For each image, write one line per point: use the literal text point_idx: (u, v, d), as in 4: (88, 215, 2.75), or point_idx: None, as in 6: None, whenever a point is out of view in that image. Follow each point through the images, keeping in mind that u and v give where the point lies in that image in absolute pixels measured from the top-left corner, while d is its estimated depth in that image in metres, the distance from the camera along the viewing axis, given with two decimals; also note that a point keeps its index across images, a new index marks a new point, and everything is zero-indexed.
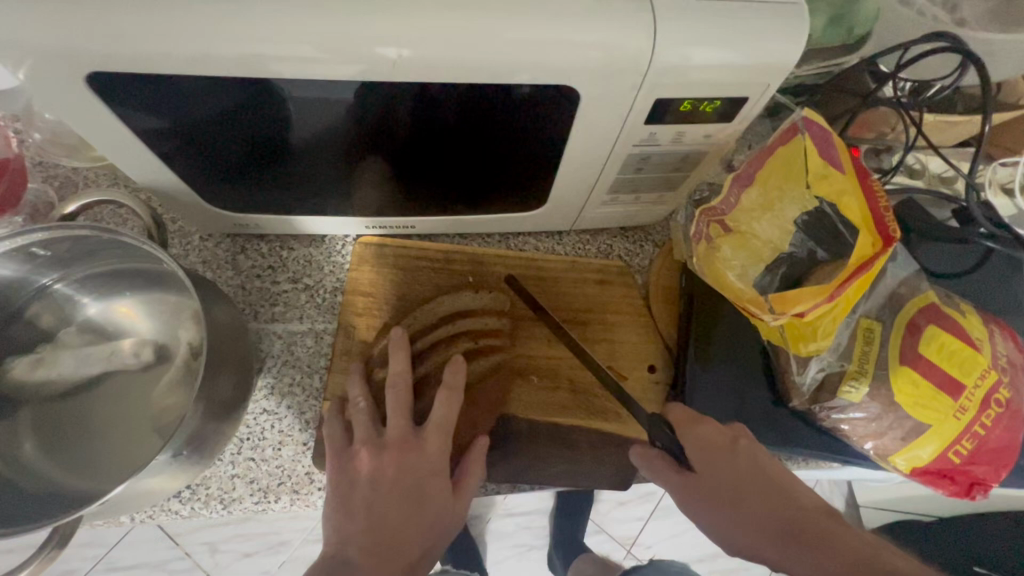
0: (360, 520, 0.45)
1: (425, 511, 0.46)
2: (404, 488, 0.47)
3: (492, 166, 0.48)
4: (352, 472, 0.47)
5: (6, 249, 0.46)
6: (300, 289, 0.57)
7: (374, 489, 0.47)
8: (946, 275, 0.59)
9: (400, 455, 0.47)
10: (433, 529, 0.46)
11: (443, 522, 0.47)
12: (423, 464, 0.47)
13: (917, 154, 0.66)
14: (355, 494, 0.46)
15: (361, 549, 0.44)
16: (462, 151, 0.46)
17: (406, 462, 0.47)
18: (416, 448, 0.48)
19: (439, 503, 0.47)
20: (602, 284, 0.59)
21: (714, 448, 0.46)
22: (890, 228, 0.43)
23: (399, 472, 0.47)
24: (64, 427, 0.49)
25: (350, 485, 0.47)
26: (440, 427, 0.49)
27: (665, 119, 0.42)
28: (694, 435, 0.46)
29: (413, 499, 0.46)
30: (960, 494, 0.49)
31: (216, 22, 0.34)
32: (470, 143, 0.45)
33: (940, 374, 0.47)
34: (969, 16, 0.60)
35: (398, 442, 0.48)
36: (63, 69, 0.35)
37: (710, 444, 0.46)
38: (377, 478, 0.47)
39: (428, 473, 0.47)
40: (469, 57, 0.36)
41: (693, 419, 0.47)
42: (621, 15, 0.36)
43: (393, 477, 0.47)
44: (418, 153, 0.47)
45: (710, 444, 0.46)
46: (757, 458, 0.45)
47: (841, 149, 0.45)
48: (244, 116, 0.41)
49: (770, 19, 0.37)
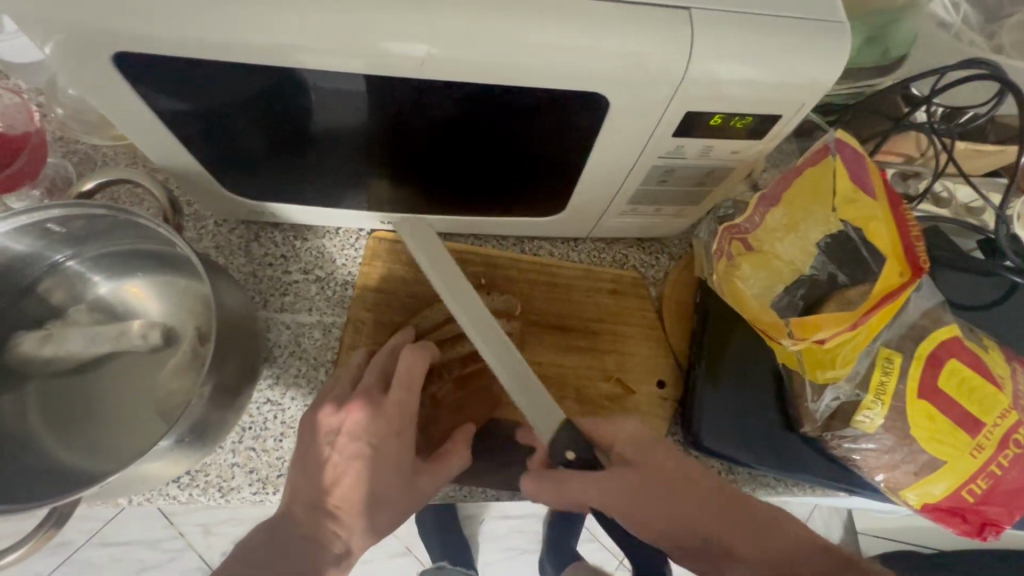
0: (312, 481, 0.45)
1: (380, 477, 0.45)
2: (359, 447, 0.46)
3: (500, 172, 0.48)
4: (313, 428, 0.47)
5: (22, 225, 0.46)
6: (310, 280, 0.56)
7: (327, 448, 0.46)
8: (969, 307, 0.57)
9: (358, 412, 0.46)
10: (388, 496, 0.45)
11: (401, 490, 0.46)
12: (381, 426, 0.46)
13: (946, 181, 0.65)
14: (314, 450, 0.46)
15: (310, 508, 0.44)
16: (468, 155, 0.46)
17: (362, 422, 0.46)
18: (375, 406, 0.47)
19: (399, 473, 0.46)
20: (614, 293, 0.58)
21: (644, 441, 0.43)
22: (919, 257, 0.41)
23: (354, 431, 0.46)
24: (70, 406, 0.49)
25: (310, 440, 0.47)
26: (407, 394, 0.47)
27: (695, 132, 0.41)
28: (622, 433, 0.43)
29: (367, 462, 0.45)
30: (972, 534, 0.48)
31: (248, 10, 0.33)
32: (487, 147, 0.45)
33: (958, 409, 0.46)
34: (1006, 43, 0.60)
35: (360, 400, 0.47)
36: (91, 47, 0.35)
37: (644, 439, 0.43)
38: (333, 438, 0.46)
39: (386, 437, 0.46)
40: (500, 58, 0.35)
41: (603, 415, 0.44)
42: (659, 23, 0.35)
43: (347, 437, 0.46)
44: (426, 153, 0.46)
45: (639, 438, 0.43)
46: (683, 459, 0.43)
47: (873, 172, 0.44)
48: (268, 104, 0.41)
49: (812, 36, 0.36)
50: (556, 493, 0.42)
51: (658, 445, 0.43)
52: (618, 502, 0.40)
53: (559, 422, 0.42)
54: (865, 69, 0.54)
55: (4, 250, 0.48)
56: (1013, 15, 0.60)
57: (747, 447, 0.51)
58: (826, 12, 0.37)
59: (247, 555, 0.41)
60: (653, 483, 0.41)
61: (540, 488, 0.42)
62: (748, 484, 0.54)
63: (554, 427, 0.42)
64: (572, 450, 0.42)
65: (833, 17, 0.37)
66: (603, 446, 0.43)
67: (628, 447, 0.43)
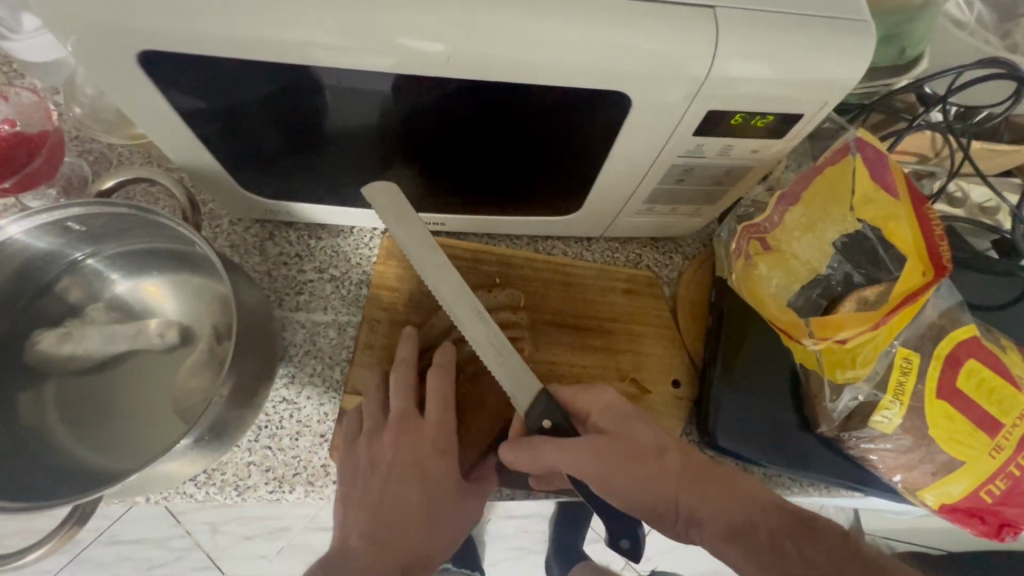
0: (365, 511, 0.47)
1: (429, 500, 0.47)
2: (404, 472, 0.47)
3: (499, 172, 0.48)
4: (357, 459, 0.48)
5: (44, 223, 0.46)
6: (325, 280, 0.56)
7: (375, 476, 0.47)
8: (986, 307, 0.57)
9: (398, 440, 0.48)
10: (439, 515, 0.47)
11: (451, 509, 0.48)
12: (423, 448, 0.48)
13: (960, 181, 0.64)
14: (362, 480, 0.48)
15: (365, 539, 0.46)
16: (469, 151, 0.46)
17: (404, 448, 0.47)
18: (413, 432, 0.48)
19: (445, 494, 0.48)
20: (629, 293, 0.58)
21: (620, 412, 0.44)
22: (943, 257, 0.41)
23: (398, 458, 0.47)
24: (87, 404, 0.49)
25: (357, 470, 0.48)
26: (443, 419, 0.48)
27: (715, 131, 0.41)
28: (597, 403, 0.45)
29: (415, 488, 0.47)
30: (989, 535, 0.48)
31: (272, 8, 0.33)
32: (490, 143, 0.45)
33: (977, 410, 0.46)
34: (1021, 43, 0.59)
35: (398, 427, 0.48)
36: (114, 45, 0.35)
37: (617, 410, 0.44)
38: (378, 466, 0.48)
39: (429, 459, 0.47)
40: (522, 56, 0.35)
41: (581, 387, 0.46)
42: (681, 21, 0.35)
43: (392, 464, 0.47)
44: (422, 152, 0.46)
45: (617, 408, 0.44)
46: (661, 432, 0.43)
47: (895, 171, 0.44)
48: (288, 103, 0.41)
49: (836, 34, 0.36)
50: (533, 460, 0.43)
51: (631, 415, 0.44)
52: (589, 467, 0.41)
53: (537, 391, 0.43)
54: (881, 67, 0.54)
55: (25, 247, 0.48)
56: None
57: (763, 447, 0.51)
58: (849, 10, 0.37)
59: None
60: (623, 449, 0.42)
61: (518, 455, 0.44)
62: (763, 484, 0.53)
63: (532, 395, 0.43)
64: (549, 419, 0.43)
65: (856, 15, 0.37)
66: (580, 417, 0.46)
67: (603, 416, 0.44)
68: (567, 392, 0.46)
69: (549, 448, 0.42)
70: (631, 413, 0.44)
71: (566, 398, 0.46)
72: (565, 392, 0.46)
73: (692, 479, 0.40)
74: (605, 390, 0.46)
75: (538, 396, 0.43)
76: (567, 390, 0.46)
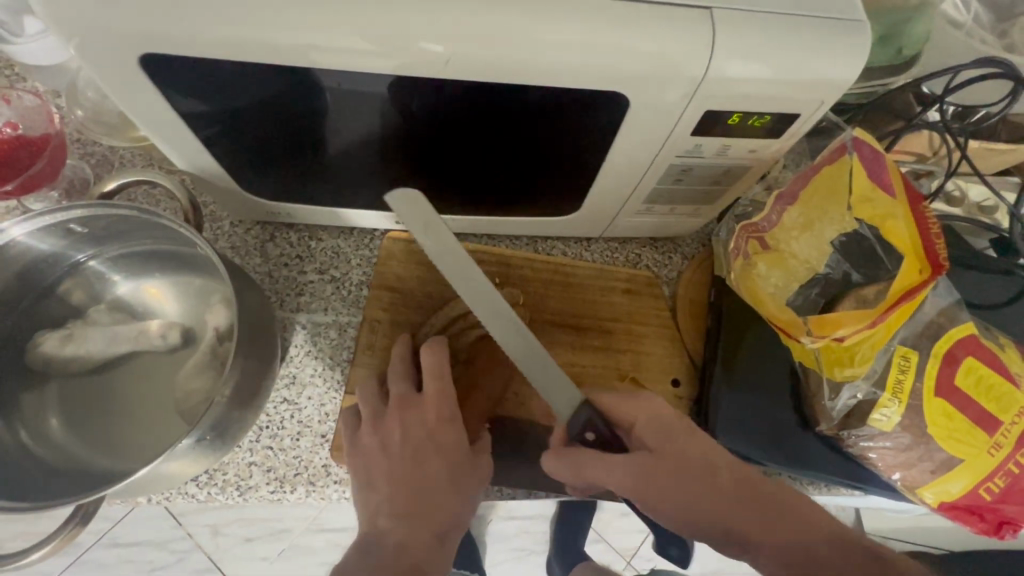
0: (387, 492, 0.45)
1: (447, 468, 0.45)
2: (414, 448, 0.46)
3: (500, 172, 0.49)
4: (364, 443, 0.47)
5: (46, 224, 0.46)
6: (326, 281, 0.57)
7: (390, 456, 0.46)
8: (984, 305, 0.57)
9: (403, 418, 0.47)
10: (461, 481, 0.45)
11: (469, 473, 0.46)
12: (427, 419, 0.46)
13: (958, 180, 0.64)
14: (374, 464, 0.46)
15: (393, 518, 0.43)
16: (470, 151, 0.46)
17: (409, 423, 0.47)
18: (417, 408, 0.47)
19: (461, 458, 0.46)
20: (629, 293, 0.58)
21: (665, 424, 0.42)
22: (940, 257, 0.41)
23: (404, 432, 0.46)
24: (88, 405, 0.50)
25: (368, 454, 0.47)
26: (444, 387, 0.46)
27: (712, 131, 0.41)
28: (642, 413, 0.43)
29: (430, 460, 0.45)
30: (988, 532, 0.48)
31: (271, 12, 0.33)
32: (490, 143, 0.45)
33: (976, 408, 0.46)
34: (1018, 42, 0.60)
35: (400, 404, 0.47)
36: (114, 48, 0.35)
37: (663, 422, 0.43)
38: (390, 446, 0.46)
39: (436, 429, 0.46)
40: (521, 57, 0.35)
41: (626, 394, 0.43)
42: (678, 22, 0.35)
43: (403, 441, 0.46)
44: (423, 152, 0.47)
45: (666, 421, 0.42)
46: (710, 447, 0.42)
47: (891, 170, 0.44)
48: (288, 105, 0.41)
49: (831, 34, 0.36)
50: (573, 472, 0.42)
51: (678, 428, 0.42)
52: (630, 482, 0.40)
53: (579, 405, 0.38)
54: (879, 67, 0.54)
55: (28, 250, 0.48)
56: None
57: (763, 446, 0.51)
58: (844, 11, 0.37)
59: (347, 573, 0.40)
60: (670, 467, 0.40)
61: (556, 466, 0.42)
62: None
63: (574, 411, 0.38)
64: (592, 431, 0.40)
65: (852, 15, 0.37)
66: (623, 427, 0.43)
67: (648, 427, 0.42)
68: (611, 399, 0.43)
69: (591, 460, 0.41)
70: (677, 424, 0.43)
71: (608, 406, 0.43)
72: (608, 400, 0.43)
73: (738, 500, 0.40)
74: (651, 399, 0.44)
75: (579, 408, 0.38)
76: (610, 398, 0.43)
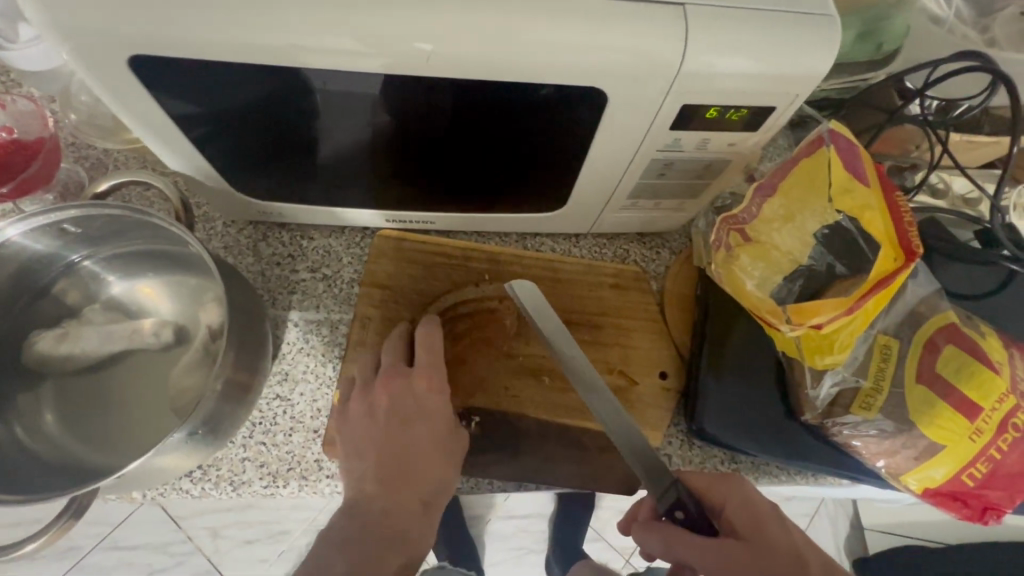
0: (372, 458, 0.45)
1: (433, 437, 0.46)
2: (403, 416, 0.46)
3: (497, 171, 0.50)
4: (354, 415, 0.47)
5: (40, 225, 0.47)
6: (318, 279, 0.58)
7: (375, 424, 0.46)
8: (968, 296, 0.58)
9: (393, 386, 0.47)
10: (445, 449, 0.46)
11: (453, 442, 0.47)
12: (417, 389, 0.47)
13: (941, 173, 0.65)
14: (363, 434, 0.46)
15: (378, 483, 0.44)
16: (470, 151, 0.47)
17: (397, 392, 0.47)
18: (405, 377, 0.48)
19: (446, 428, 0.47)
20: (617, 288, 0.58)
21: (755, 512, 0.43)
22: (913, 243, 0.43)
23: (393, 400, 0.47)
24: (83, 403, 0.50)
25: (358, 425, 0.47)
26: (432, 359, 0.48)
27: (690, 126, 0.42)
28: (733, 498, 0.45)
29: (418, 428, 0.46)
30: (972, 518, 0.49)
31: (257, 15, 0.34)
32: (492, 142, 0.46)
33: (957, 394, 0.46)
34: (1000, 36, 0.60)
35: (391, 375, 0.48)
36: (104, 52, 0.36)
37: (756, 509, 0.44)
38: (376, 413, 0.47)
39: (424, 398, 0.47)
40: (502, 55, 0.36)
41: (713, 476, 0.46)
42: (653, 19, 0.36)
43: (388, 409, 0.47)
44: (425, 153, 0.48)
45: (755, 508, 0.44)
46: (794, 532, 0.43)
47: (866, 161, 0.45)
48: (277, 107, 0.42)
49: (802, 30, 0.37)
50: (661, 548, 0.43)
51: (770, 515, 0.43)
52: (712, 562, 0.40)
53: (667, 479, 0.42)
54: (860, 62, 0.55)
55: (23, 250, 0.49)
56: (1006, 9, 0.61)
57: (750, 434, 0.52)
58: (815, 5, 0.38)
59: (334, 539, 0.41)
60: (756, 555, 0.41)
61: (643, 536, 0.43)
62: (752, 473, 0.54)
63: (661, 485, 0.41)
64: (681, 510, 0.42)
65: (824, 10, 0.38)
66: (713, 511, 0.45)
67: (737, 512, 0.44)
68: (702, 480, 0.45)
69: (675, 532, 0.42)
70: (766, 511, 0.44)
71: (700, 487, 0.45)
72: (700, 481, 0.45)
73: None
74: (743, 484, 0.45)
75: (668, 486, 0.41)
76: (698, 478, 0.46)
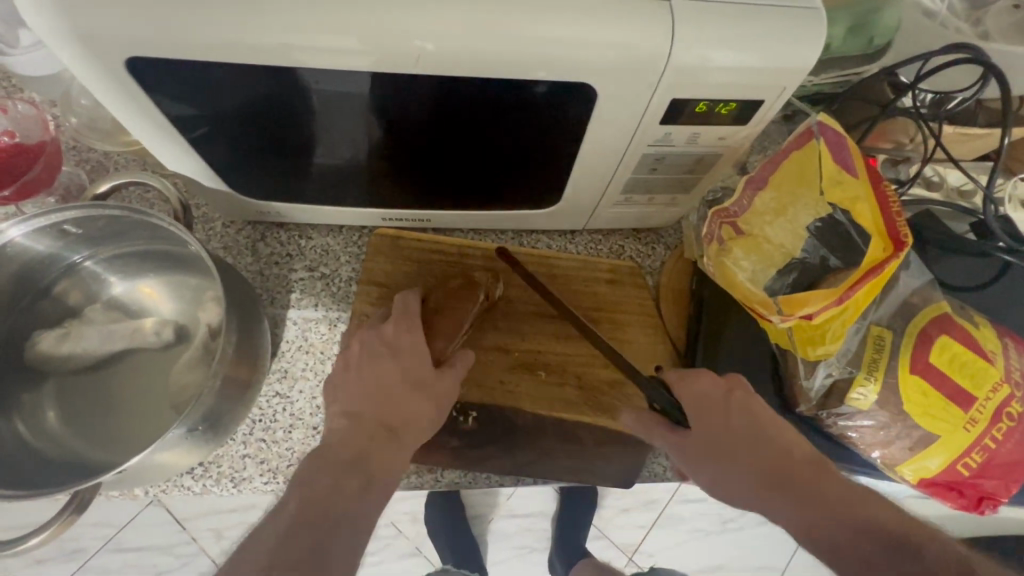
0: (347, 400, 0.45)
1: (404, 375, 0.46)
2: (371, 357, 0.47)
3: (491, 168, 0.50)
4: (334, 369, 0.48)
5: (41, 225, 0.48)
6: (315, 278, 0.58)
7: (348, 369, 0.47)
8: (962, 289, 0.58)
9: (363, 334, 0.48)
10: (418, 387, 0.46)
11: (429, 380, 0.46)
12: (386, 334, 0.47)
13: (935, 167, 0.66)
14: (337, 382, 0.47)
15: (348, 418, 0.44)
16: (468, 151, 0.48)
17: (367, 337, 0.48)
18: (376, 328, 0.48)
19: (420, 366, 0.46)
20: (612, 283, 0.59)
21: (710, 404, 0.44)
22: (901, 232, 0.43)
23: (363, 345, 0.47)
24: (85, 403, 0.51)
25: (336, 376, 0.47)
26: (405, 314, 0.48)
27: (681, 119, 0.43)
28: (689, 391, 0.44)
29: (386, 367, 0.46)
30: (969, 507, 0.49)
31: (251, 15, 0.35)
32: (485, 139, 0.46)
33: (951, 384, 0.46)
34: (992, 29, 0.59)
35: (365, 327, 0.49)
36: (102, 54, 0.37)
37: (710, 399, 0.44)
38: (350, 360, 0.47)
39: (397, 342, 0.47)
40: (493, 52, 0.37)
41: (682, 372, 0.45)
42: (641, 14, 0.37)
43: (361, 353, 0.47)
44: (424, 152, 0.48)
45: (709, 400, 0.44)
46: (751, 411, 0.43)
47: (855, 153, 0.46)
48: (272, 108, 0.42)
49: (789, 22, 0.38)
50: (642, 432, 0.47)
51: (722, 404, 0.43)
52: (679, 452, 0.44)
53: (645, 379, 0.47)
54: (851, 55, 0.55)
55: (25, 250, 0.50)
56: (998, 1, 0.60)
57: None
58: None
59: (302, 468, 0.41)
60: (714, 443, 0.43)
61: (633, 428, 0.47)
62: None
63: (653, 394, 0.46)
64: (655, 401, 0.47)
65: (810, 3, 0.39)
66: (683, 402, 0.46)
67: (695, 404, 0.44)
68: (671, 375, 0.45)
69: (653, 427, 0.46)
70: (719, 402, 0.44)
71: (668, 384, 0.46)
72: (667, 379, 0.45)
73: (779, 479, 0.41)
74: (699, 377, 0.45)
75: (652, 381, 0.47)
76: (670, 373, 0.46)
